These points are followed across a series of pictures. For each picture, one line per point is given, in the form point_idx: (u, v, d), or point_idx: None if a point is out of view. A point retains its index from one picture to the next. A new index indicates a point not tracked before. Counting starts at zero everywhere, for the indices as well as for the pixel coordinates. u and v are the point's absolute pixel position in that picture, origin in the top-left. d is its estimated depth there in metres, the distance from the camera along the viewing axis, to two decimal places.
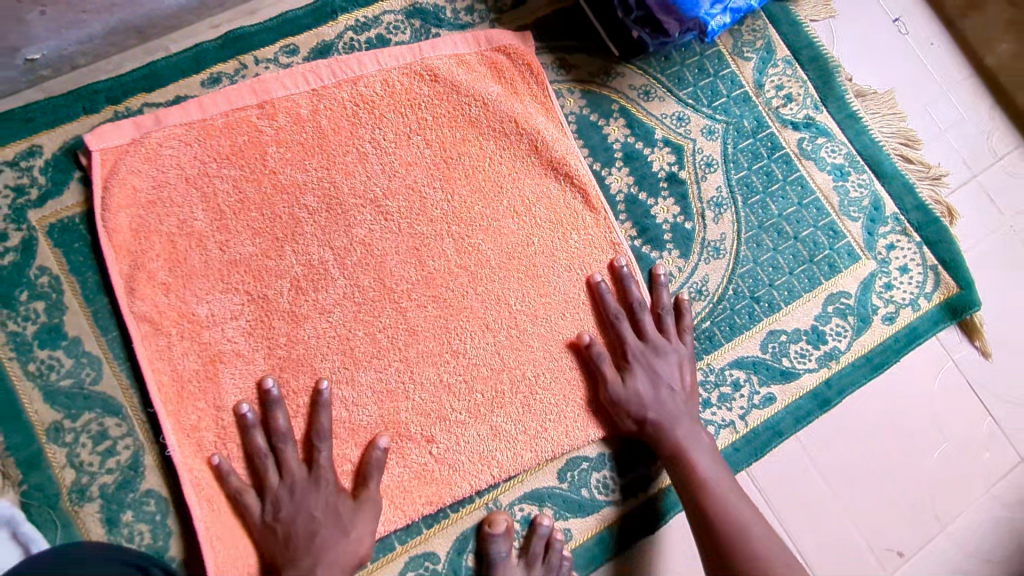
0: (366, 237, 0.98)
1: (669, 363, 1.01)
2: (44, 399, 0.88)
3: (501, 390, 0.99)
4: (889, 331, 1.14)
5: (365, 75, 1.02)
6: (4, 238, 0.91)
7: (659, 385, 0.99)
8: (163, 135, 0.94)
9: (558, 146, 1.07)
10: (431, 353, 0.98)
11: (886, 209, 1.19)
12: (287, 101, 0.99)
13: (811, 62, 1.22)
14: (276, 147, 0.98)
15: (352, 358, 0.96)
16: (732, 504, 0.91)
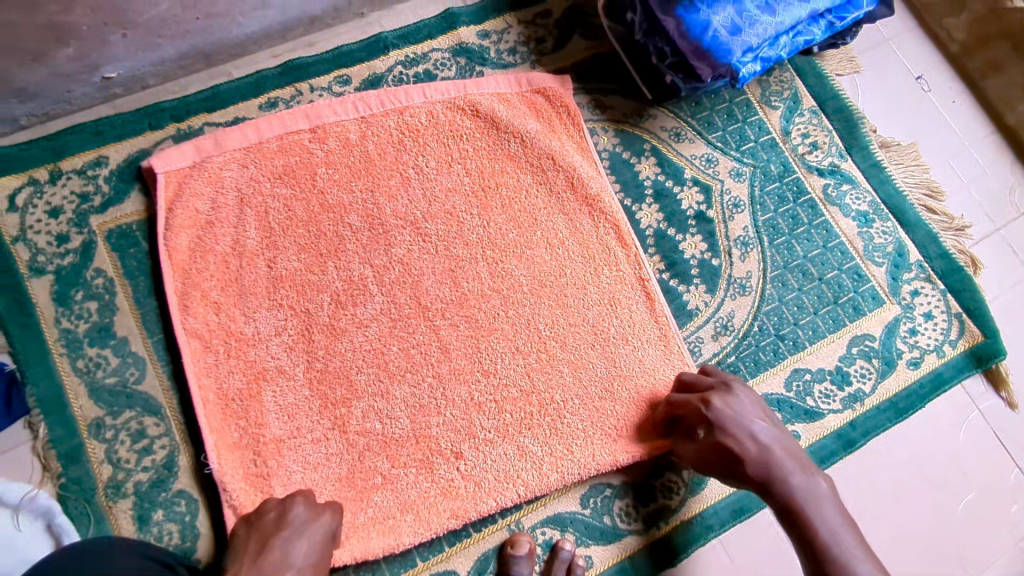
0: (405, 256, 1.03)
1: (750, 411, 0.92)
2: (88, 395, 0.91)
3: (531, 413, 1.01)
4: (913, 377, 1.14)
5: (411, 105, 1.08)
6: (66, 240, 0.97)
7: (754, 436, 0.90)
8: (224, 160, 1.00)
9: (593, 185, 1.12)
10: (462, 372, 1.00)
11: (910, 255, 1.21)
12: (338, 127, 1.05)
13: (836, 112, 1.27)
14: (325, 169, 1.03)
15: (386, 374, 0.98)
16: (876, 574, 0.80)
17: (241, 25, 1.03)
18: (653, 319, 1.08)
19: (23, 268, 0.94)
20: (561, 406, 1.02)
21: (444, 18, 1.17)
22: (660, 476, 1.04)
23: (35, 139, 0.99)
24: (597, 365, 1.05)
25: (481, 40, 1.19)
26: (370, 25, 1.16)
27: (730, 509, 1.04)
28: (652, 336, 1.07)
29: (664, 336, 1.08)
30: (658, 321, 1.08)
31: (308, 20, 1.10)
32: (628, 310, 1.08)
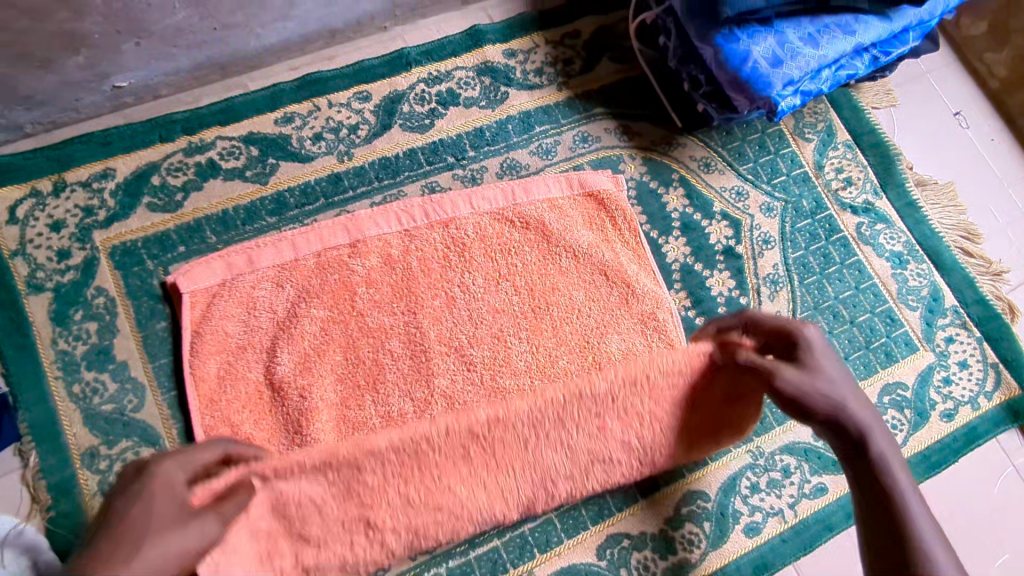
0: (424, 289, 0.98)
1: (855, 391, 0.78)
2: (83, 422, 0.86)
3: (560, 426, 0.86)
4: (947, 429, 1.09)
5: (457, 217, 1.02)
6: (67, 256, 0.92)
7: (850, 410, 0.77)
8: (256, 279, 0.94)
9: (649, 300, 1.04)
10: (496, 463, 0.85)
11: (945, 300, 1.16)
12: (379, 241, 0.98)
13: (872, 147, 1.22)
14: (365, 288, 0.97)
15: (401, 453, 0.81)
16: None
17: (260, 37, 0.98)
18: None
19: (21, 284, 0.90)
20: (601, 419, 0.87)
21: (470, 35, 1.13)
22: (680, 527, 0.97)
23: (39, 148, 0.94)
24: (655, 390, 0.88)
25: (508, 59, 1.14)
26: (393, 39, 1.11)
27: (752, 565, 0.97)
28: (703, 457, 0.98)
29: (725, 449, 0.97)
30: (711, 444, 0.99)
31: (329, 33, 1.05)
32: None
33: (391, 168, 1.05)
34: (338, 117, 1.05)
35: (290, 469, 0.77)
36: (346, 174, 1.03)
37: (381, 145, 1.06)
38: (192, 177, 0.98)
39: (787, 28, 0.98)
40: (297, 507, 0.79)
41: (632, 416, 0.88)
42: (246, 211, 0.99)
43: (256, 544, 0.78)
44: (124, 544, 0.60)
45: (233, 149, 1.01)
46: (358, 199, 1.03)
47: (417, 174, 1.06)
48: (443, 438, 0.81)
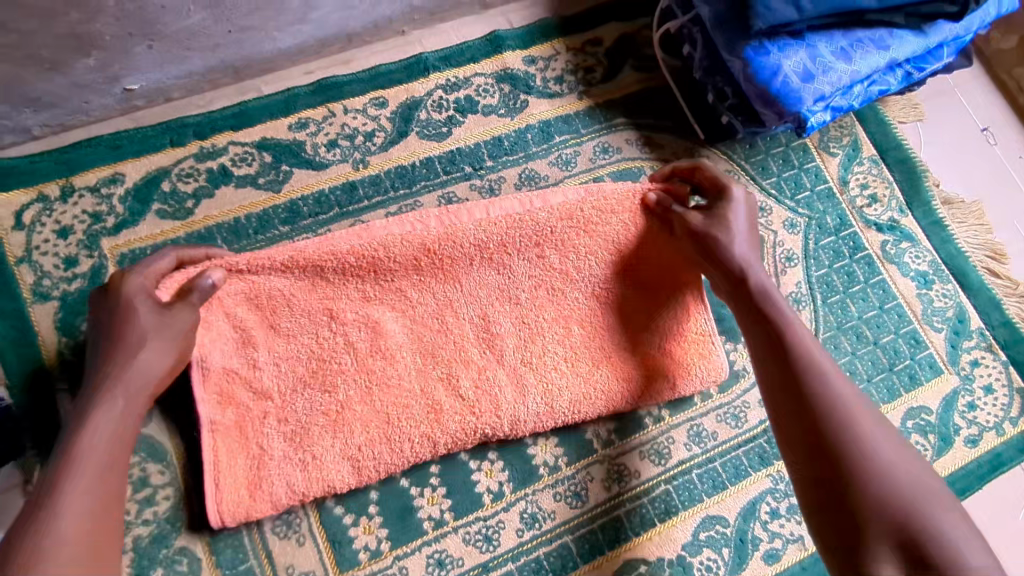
0: (438, 273, 0.91)
1: (746, 220, 0.90)
2: None
3: (517, 223, 0.90)
4: (971, 455, 1.06)
5: (473, 219, 0.90)
6: (74, 264, 0.89)
7: (738, 234, 0.88)
8: (258, 268, 0.85)
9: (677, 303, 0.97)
10: (444, 275, 0.91)
11: (971, 322, 1.14)
12: (391, 245, 0.87)
13: (898, 163, 1.20)
14: (376, 275, 0.89)
15: (360, 260, 0.87)
16: (846, 392, 0.77)
17: (276, 40, 0.96)
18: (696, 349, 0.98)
19: (27, 293, 0.87)
20: (541, 242, 0.92)
21: (489, 41, 1.10)
22: (698, 553, 0.95)
23: (47, 151, 0.92)
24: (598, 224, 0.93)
25: (528, 66, 1.11)
26: (410, 44, 1.08)
27: None
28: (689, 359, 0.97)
29: (696, 338, 0.98)
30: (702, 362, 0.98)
31: (346, 37, 1.02)
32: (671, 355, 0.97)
33: (408, 177, 1.03)
34: (354, 124, 1.03)
35: (259, 262, 0.85)
36: (362, 183, 1.01)
37: (398, 153, 1.03)
38: (203, 184, 0.96)
39: (819, 41, 0.95)
40: (267, 298, 0.87)
41: (570, 249, 0.93)
42: (258, 219, 0.96)
43: (231, 329, 0.86)
44: (115, 355, 0.74)
45: (246, 155, 0.98)
46: (373, 208, 1.00)
47: (434, 183, 1.03)
48: (392, 249, 0.87)
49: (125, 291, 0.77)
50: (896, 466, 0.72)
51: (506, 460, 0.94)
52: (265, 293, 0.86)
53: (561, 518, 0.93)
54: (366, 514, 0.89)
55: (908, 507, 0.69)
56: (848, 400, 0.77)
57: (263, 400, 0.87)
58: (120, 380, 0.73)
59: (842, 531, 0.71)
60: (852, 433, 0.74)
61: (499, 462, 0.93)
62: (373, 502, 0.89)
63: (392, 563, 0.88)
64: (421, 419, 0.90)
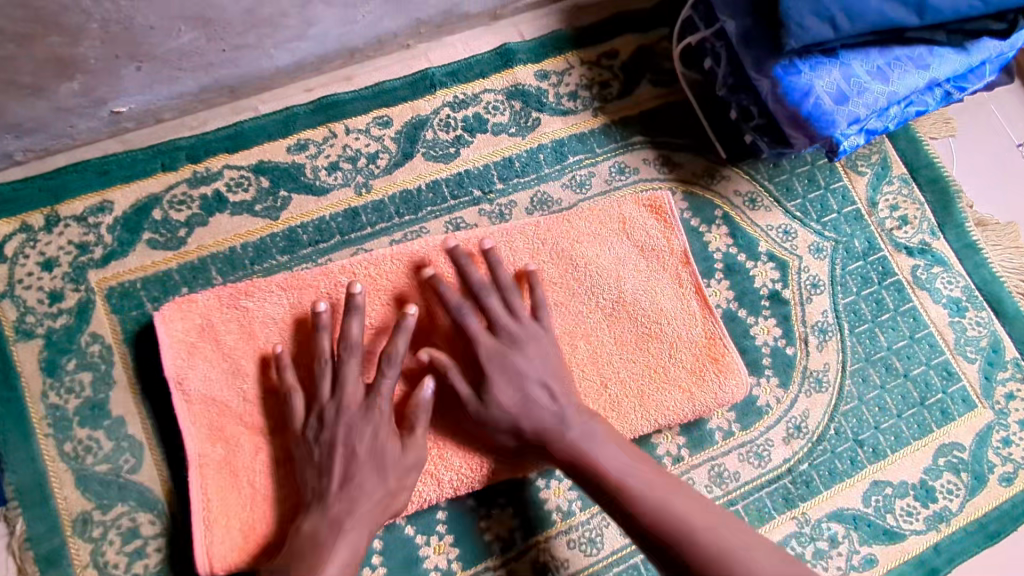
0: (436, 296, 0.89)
1: (538, 358, 0.84)
2: (73, 484, 0.79)
3: (508, 239, 0.92)
4: (1006, 494, 1.01)
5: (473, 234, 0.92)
6: (60, 299, 0.84)
7: (492, 377, 0.82)
8: (253, 293, 0.84)
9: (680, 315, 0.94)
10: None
11: (1006, 352, 1.08)
12: (386, 264, 0.88)
13: (930, 183, 1.13)
14: (372, 298, 0.87)
15: (352, 281, 0.87)
16: (624, 470, 0.79)
17: (273, 58, 0.90)
18: (712, 371, 0.93)
19: (10, 330, 0.82)
20: (540, 251, 0.93)
21: (499, 54, 1.04)
22: None
23: (30, 178, 0.86)
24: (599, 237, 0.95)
25: (540, 81, 1.05)
26: (416, 58, 1.02)
27: None
28: (706, 382, 0.93)
29: (707, 343, 0.94)
30: (721, 388, 0.93)
31: (348, 52, 0.96)
32: (684, 380, 0.93)
33: (413, 203, 0.97)
34: (356, 145, 0.97)
35: (257, 288, 0.84)
36: (364, 210, 0.95)
37: (402, 176, 0.97)
38: (196, 212, 0.90)
39: (854, 59, 0.89)
40: (262, 329, 0.84)
41: (568, 263, 0.94)
42: (255, 249, 0.91)
43: (224, 363, 0.82)
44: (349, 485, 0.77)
45: (242, 180, 0.92)
46: (376, 236, 0.95)
47: (441, 209, 0.98)
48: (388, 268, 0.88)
49: (377, 402, 0.79)
50: (708, 524, 0.73)
51: (515, 505, 0.89)
52: (257, 323, 0.84)
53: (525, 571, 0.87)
54: (369, 565, 0.84)
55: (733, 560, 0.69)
56: (628, 473, 0.79)
57: (256, 436, 0.81)
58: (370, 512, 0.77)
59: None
60: (659, 512, 0.74)
61: (509, 507, 0.88)
62: (376, 552, 0.84)
63: None
64: None
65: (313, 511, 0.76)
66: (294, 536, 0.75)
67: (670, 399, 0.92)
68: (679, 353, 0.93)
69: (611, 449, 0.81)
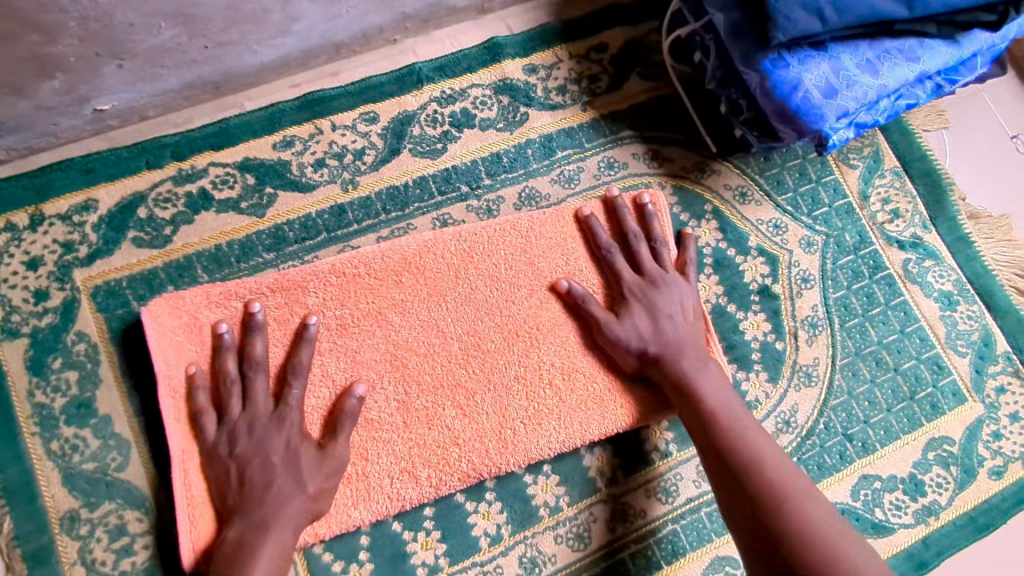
0: (423, 293, 0.90)
1: (675, 299, 0.91)
2: (60, 482, 0.80)
3: (495, 236, 0.93)
4: (995, 488, 1.01)
5: (462, 229, 0.92)
6: (45, 297, 0.84)
7: (632, 305, 0.90)
8: (241, 293, 0.85)
9: None
10: (426, 292, 0.90)
11: (997, 346, 1.07)
12: (375, 260, 0.89)
13: (922, 176, 1.12)
14: (360, 294, 0.88)
15: (341, 278, 0.88)
16: (725, 404, 0.84)
17: (256, 54, 0.89)
18: None
19: None
20: (527, 245, 0.93)
21: (487, 49, 1.03)
22: None
23: (14, 176, 0.86)
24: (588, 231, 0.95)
25: (528, 76, 1.04)
26: (403, 53, 1.01)
27: None
28: None
29: None
30: None
31: (333, 48, 0.95)
32: None
33: (400, 199, 0.97)
34: (343, 141, 0.96)
35: (245, 288, 0.85)
36: (351, 206, 0.95)
37: (389, 172, 0.97)
38: (182, 209, 0.90)
39: (842, 52, 0.88)
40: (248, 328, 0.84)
41: (556, 259, 0.94)
42: (241, 246, 0.91)
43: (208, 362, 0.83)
44: (261, 494, 0.77)
45: (227, 177, 0.92)
46: (363, 233, 0.95)
47: (428, 205, 0.97)
48: (377, 264, 0.89)
49: (285, 409, 0.80)
50: (780, 468, 0.77)
51: (503, 500, 0.89)
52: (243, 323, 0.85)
53: (605, 540, 0.90)
54: (356, 561, 0.84)
55: (787, 499, 0.73)
56: (724, 404, 0.84)
57: None
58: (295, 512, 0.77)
59: (756, 542, 0.72)
60: (739, 442, 0.80)
61: (497, 503, 0.88)
62: (363, 548, 0.85)
63: None
64: (403, 454, 0.86)
65: (238, 517, 0.77)
66: (220, 546, 0.75)
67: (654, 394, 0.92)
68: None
69: (713, 383, 0.87)
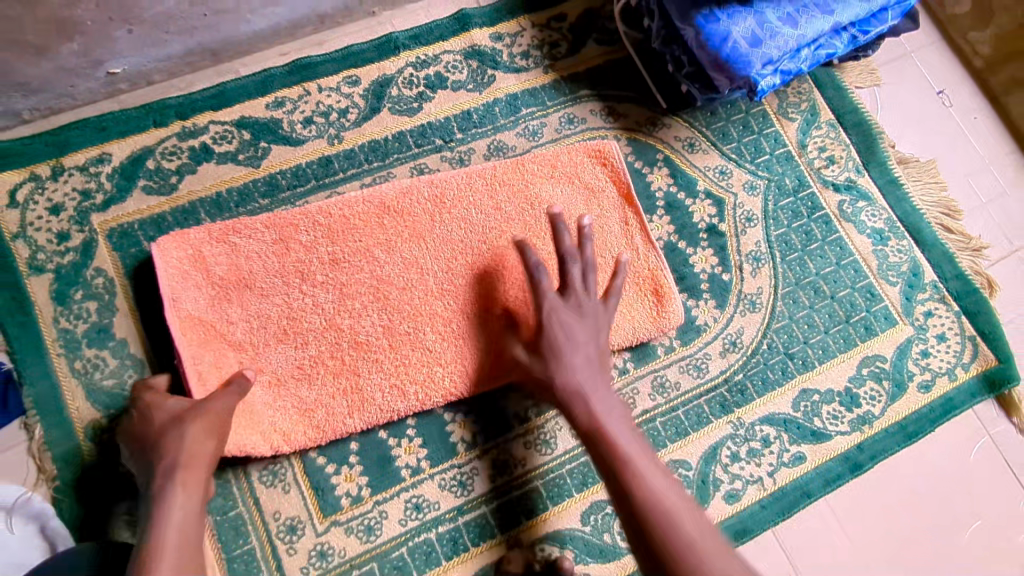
0: (404, 232, 1.00)
1: (589, 326, 0.91)
2: (86, 396, 0.91)
3: (468, 182, 1.03)
4: (924, 400, 1.12)
5: (441, 175, 1.02)
6: (67, 238, 0.95)
7: (547, 334, 0.89)
8: (241, 230, 0.95)
9: (627, 249, 1.06)
10: (408, 232, 1.00)
11: (925, 276, 1.19)
12: (359, 204, 0.99)
13: (855, 127, 1.24)
14: (347, 233, 0.98)
15: (329, 219, 0.98)
16: (628, 440, 0.85)
17: (250, 22, 1.00)
18: (656, 299, 1.05)
19: (23, 266, 0.93)
20: (494, 191, 1.04)
21: (456, 19, 1.15)
22: None
23: (38, 134, 0.97)
24: (550, 178, 1.06)
25: (495, 43, 1.16)
26: (381, 24, 1.13)
27: (731, 530, 1.02)
28: (649, 307, 1.05)
29: (650, 276, 1.05)
30: (660, 313, 1.05)
31: (318, 18, 1.07)
32: (629, 304, 1.04)
33: (381, 151, 1.08)
34: (328, 102, 1.08)
35: (243, 226, 0.95)
36: (337, 157, 1.06)
37: (371, 128, 1.09)
38: (186, 161, 1.01)
39: (766, 7, 1.00)
40: (246, 262, 0.95)
41: (524, 202, 1.04)
42: (239, 194, 1.02)
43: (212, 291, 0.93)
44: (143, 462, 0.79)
45: (226, 134, 1.03)
46: (348, 180, 1.06)
47: (406, 156, 1.09)
48: (359, 207, 0.99)
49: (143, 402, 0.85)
50: (683, 519, 0.76)
51: (478, 412, 1.00)
52: (242, 257, 0.95)
53: (494, 482, 0.98)
54: (347, 464, 0.95)
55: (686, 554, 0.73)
56: (629, 441, 0.84)
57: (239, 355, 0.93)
58: (165, 464, 0.77)
59: None
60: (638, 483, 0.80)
61: (472, 414, 0.99)
62: (353, 453, 0.96)
63: (372, 507, 0.95)
64: (390, 371, 0.96)
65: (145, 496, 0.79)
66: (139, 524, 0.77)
67: (617, 322, 1.03)
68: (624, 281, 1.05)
69: (622, 423, 0.87)
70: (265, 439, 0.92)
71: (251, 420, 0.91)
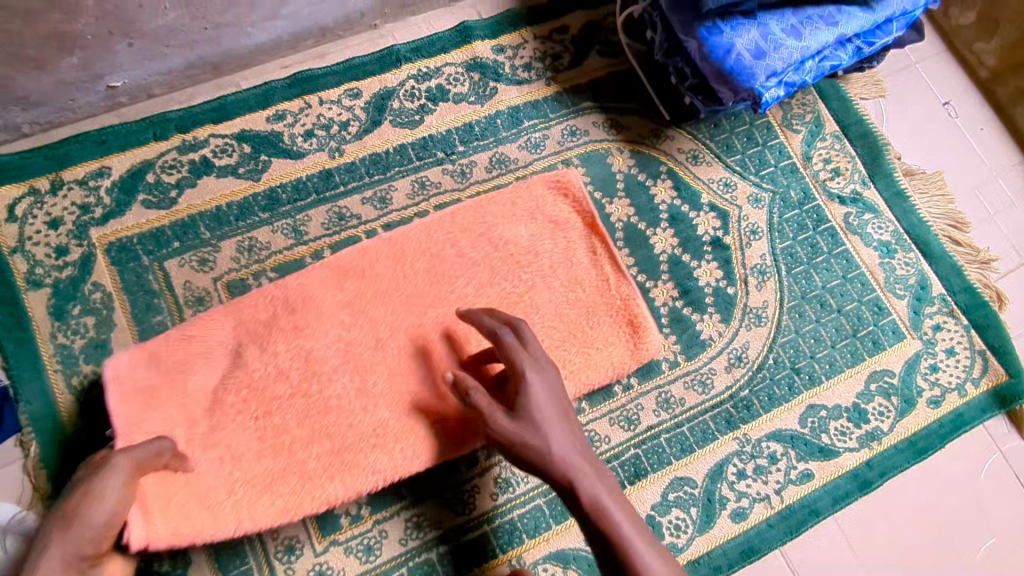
0: (366, 298, 0.96)
1: (560, 391, 0.85)
2: (81, 414, 0.90)
3: (429, 229, 1.00)
4: (934, 416, 1.10)
5: (398, 232, 0.99)
6: (65, 253, 0.95)
7: (528, 402, 0.82)
8: (189, 326, 0.90)
9: (599, 282, 1.04)
10: (368, 297, 0.96)
11: (933, 289, 1.17)
12: (314, 276, 0.95)
13: (860, 138, 1.23)
14: (304, 306, 0.94)
15: (282, 293, 0.94)
16: (625, 510, 0.78)
17: (250, 35, 0.99)
18: (632, 330, 1.02)
19: (20, 281, 0.93)
20: (457, 239, 1.01)
21: (458, 31, 1.14)
22: (667, 512, 1.01)
23: (37, 147, 0.97)
24: (512, 216, 1.04)
25: (497, 55, 1.15)
26: (383, 37, 1.13)
27: (739, 550, 1.00)
28: (626, 339, 1.02)
29: (624, 305, 1.03)
30: (635, 347, 1.02)
31: (319, 31, 1.06)
32: (602, 341, 1.02)
33: (382, 164, 1.07)
34: (329, 114, 1.07)
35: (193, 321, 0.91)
36: (337, 170, 1.05)
37: (372, 141, 1.08)
38: (185, 174, 1.01)
39: (770, 19, 0.99)
40: (198, 348, 0.90)
41: (489, 243, 1.02)
42: (239, 207, 1.01)
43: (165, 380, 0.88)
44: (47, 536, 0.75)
45: (226, 147, 1.03)
46: (349, 194, 1.05)
47: (408, 169, 1.08)
48: (312, 280, 0.95)
49: None
50: None
51: None
52: (192, 350, 0.90)
53: (443, 527, 0.95)
54: None
55: None
56: (625, 514, 0.78)
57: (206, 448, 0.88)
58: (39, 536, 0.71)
59: None
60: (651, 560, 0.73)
61: None
62: None
63: (372, 526, 0.93)
64: (372, 437, 0.92)
65: None
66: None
67: (593, 358, 1.01)
68: (597, 311, 1.03)
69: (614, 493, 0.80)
70: (249, 519, 0.87)
71: (213, 505, 0.86)
